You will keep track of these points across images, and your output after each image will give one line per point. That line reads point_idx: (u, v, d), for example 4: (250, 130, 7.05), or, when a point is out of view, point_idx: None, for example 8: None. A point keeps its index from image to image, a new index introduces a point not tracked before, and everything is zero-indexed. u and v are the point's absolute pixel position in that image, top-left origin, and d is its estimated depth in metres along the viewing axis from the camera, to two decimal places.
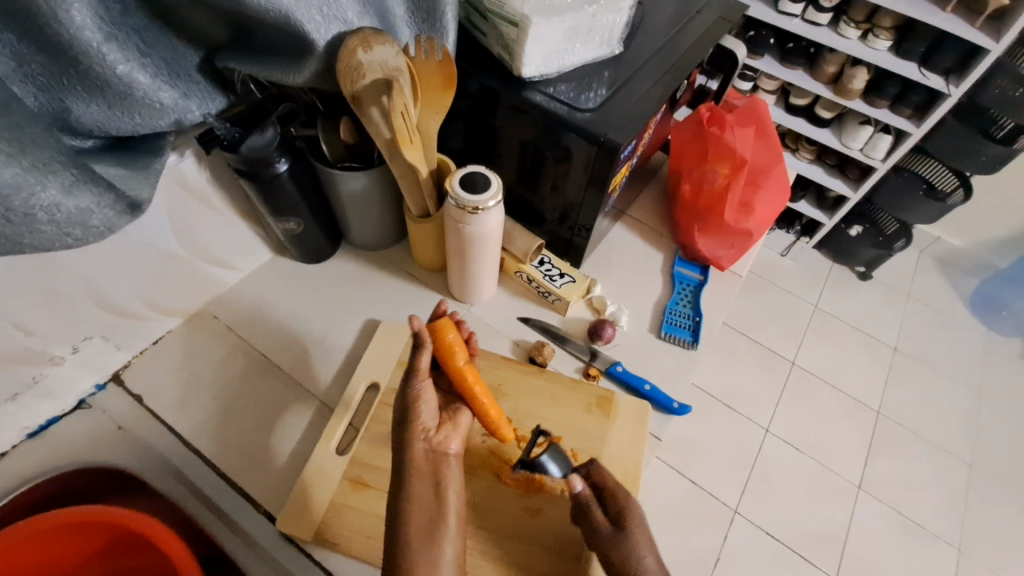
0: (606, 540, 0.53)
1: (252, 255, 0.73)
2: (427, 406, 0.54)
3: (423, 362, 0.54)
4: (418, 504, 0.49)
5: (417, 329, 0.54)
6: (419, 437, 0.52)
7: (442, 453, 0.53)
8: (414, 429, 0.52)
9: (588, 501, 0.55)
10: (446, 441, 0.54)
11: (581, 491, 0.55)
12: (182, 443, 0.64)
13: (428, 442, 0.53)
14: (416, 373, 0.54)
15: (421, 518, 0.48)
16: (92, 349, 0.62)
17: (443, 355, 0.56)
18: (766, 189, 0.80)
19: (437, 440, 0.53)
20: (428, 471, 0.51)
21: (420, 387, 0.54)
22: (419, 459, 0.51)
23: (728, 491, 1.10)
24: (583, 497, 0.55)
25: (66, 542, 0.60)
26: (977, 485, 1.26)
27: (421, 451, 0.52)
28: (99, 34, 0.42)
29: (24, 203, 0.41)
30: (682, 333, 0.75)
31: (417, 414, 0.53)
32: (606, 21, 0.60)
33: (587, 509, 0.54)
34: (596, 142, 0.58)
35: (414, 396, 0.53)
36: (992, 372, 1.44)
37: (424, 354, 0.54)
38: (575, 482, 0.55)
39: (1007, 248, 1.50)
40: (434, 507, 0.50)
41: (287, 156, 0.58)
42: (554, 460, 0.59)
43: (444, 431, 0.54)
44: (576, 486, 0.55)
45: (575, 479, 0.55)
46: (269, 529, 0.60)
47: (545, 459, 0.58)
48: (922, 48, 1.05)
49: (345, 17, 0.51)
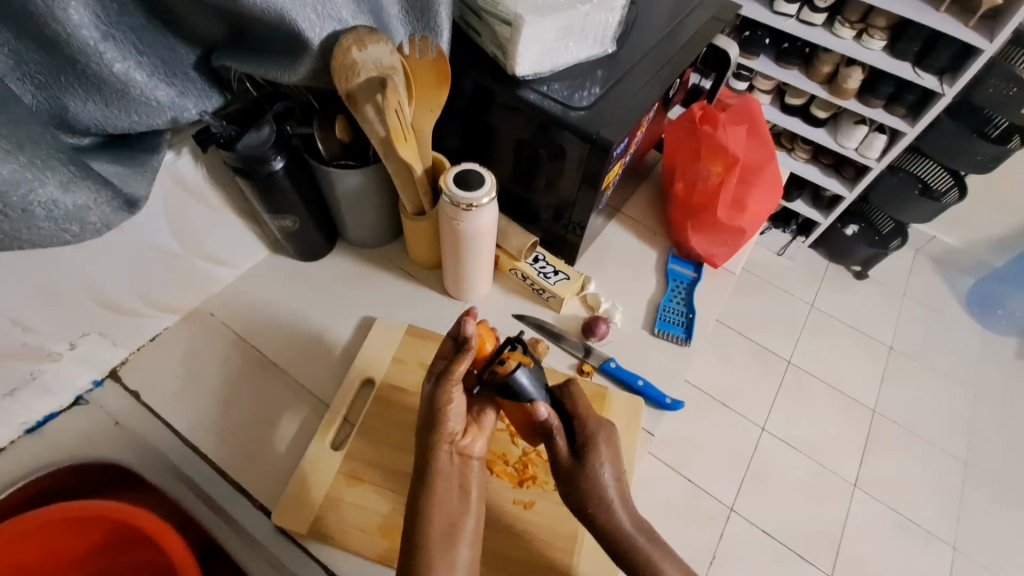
0: (570, 472, 0.54)
1: (249, 253, 0.74)
2: (455, 412, 0.53)
3: (461, 369, 0.52)
4: (439, 507, 0.50)
5: (470, 334, 0.52)
6: (446, 442, 0.52)
7: (467, 458, 0.53)
8: (441, 434, 0.52)
9: (554, 429, 0.54)
10: (472, 444, 0.54)
11: (548, 419, 0.53)
12: (179, 438, 0.64)
13: (453, 446, 0.53)
14: (450, 378, 0.52)
15: (441, 519, 0.50)
16: (89, 346, 0.62)
17: (477, 361, 0.55)
18: (759, 187, 0.81)
19: (462, 444, 0.53)
20: (453, 476, 0.52)
21: (452, 391, 0.52)
22: (443, 463, 0.52)
23: (724, 490, 1.10)
24: (549, 424, 0.53)
25: (64, 537, 0.60)
26: (972, 482, 1.27)
27: (447, 457, 0.52)
28: (96, 33, 0.43)
29: (21, 198, 0.41)
30: (675, 329, 0.76)
31: (445, 420, 0.52)
32: (599, 20, 0.60)
33: (551, 438, 0.54)
34: (589, 140, 0.58)
35: (443, 401, 0.52)
36: (987, 372, 1.44)
37: (466, 361, 0.52)
38: (539, 408, 0.52)
39: (1003, 248, 1.51)
40: (456, 510, 0.51)
41: (282, 154, 0.58)
42: (528, 376, 0.53)
43: (470, 433, 0.54)
44: (542, 414, 0.53)
45: (541, 406, 0.52)
46: (265, 523, 0.61)
47: (520, 375, 0.52)
48: (916, 48, 1.06)
49: (340, 16, 0.51)
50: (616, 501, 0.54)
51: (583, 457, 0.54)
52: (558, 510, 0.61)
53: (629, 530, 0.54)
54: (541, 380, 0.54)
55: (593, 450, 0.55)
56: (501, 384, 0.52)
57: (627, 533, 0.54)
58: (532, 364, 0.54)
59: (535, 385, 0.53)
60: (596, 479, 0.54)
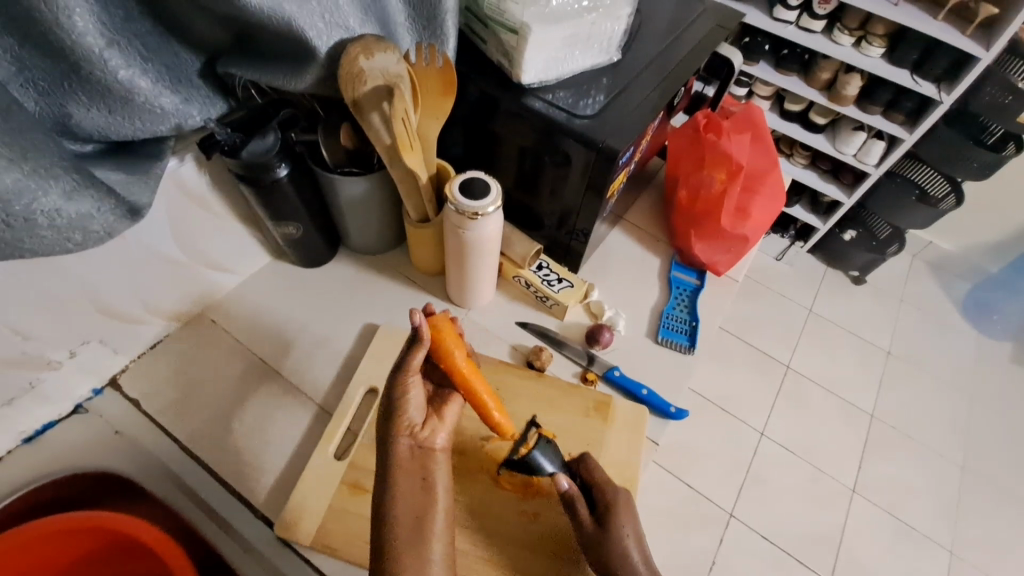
0: (594, 539, 0.54)
1: (250, 259, 0.73)
2: (414, 403, 0.52)
3: (416, 360, 0.51)
4: (403, 502, 0.48)
5: (419, 325, 0.50)
6: (403, 434, 0.50)
7: (428, 450, 0.51)
8: (399, 425, 0.51)
9: (574, 496, 0.56)
10: (433, 437, 0.51)
11: (568, 489, 0.55)
12: (179, 447, 0.63)
13: (413, 438, 0.51)
14: (404, 369, 0.51)
15: (407, 514, 0.47)
16: (89, 354, 0.61)
17: (438, 352, 0.54)
18: (762, 195, 0.81)
19: (422, 437, 0.51)
20: (415, 469, 0.50)
21: (408, 383, 0.52)
22: (403, 456, 0.50)
23: (723, 495, 1.10)
24: (570, 494, 0.55)
25: (60, 548, 0.59)
26: (969, 487, 1.27)
27: (406, 449, 0.50)
28: (101, 40, 0.43)
29: (24, 207, 0.41)
30: (679, 337, 0.76)
31: (403, 411, 0.51)
32: (604, 29, 0.61)
33: (573, 506, 0.56)
34: (594, 148, 0.58)
35: (400, 392, 0.52)
36: (984, 376, 1.45)
37: (420, 352, 0.51)
38: (560, 481, 0.55)
39: (998, 253, 1.52)
40: (421, 501, 0.48)
41: (287, 161, 0.57)
42: (545, 454, 0.57)
43: (429, 426, 0.52)
44: (562, 485, 0.55)
45: (561, 478, 0.55)
46: (266, 533, 0.60)
47: (535, 454, 0.56)
48: (914, 55, 1.07)
49: (348, 25, 0.51)
50: (641, 562, 0.53)
51: (608, 524, 0.55)
52: (564, 520, 0.61)
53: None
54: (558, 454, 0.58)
55: (615, 515, 0.55)
56: (520, 463, 0.57)
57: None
58: (547, 442, 0.58)
59: (551, 462, 0.57)
60: (621, 547, 0.54)
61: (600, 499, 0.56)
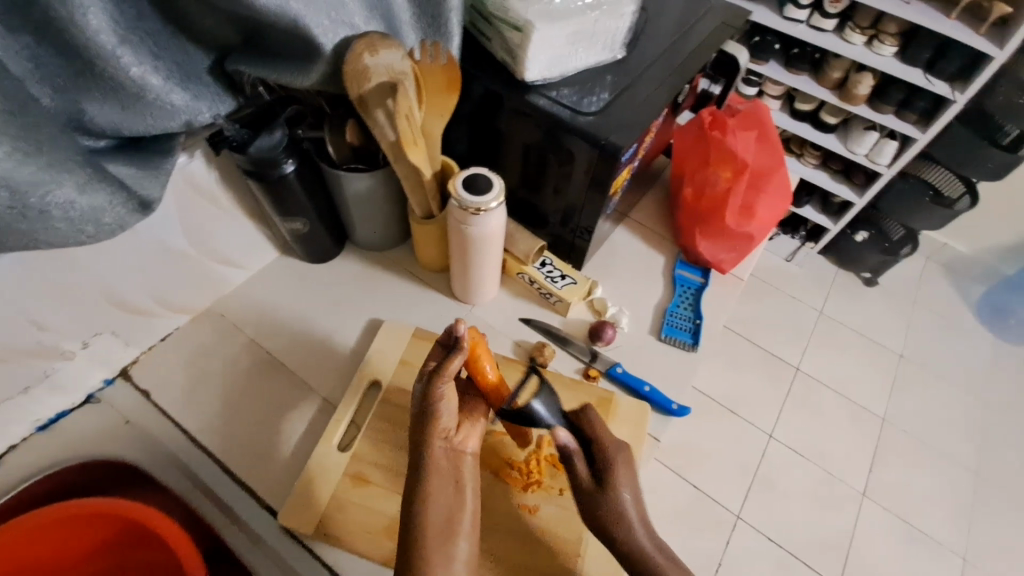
0: (593, 497, 0.54)
1: (258, 255, 0.75)
2: (448, 410, 0.52)
3: (453, 366, 0.51)
4: (435, 501, 0.49)
5: (461, 335, 0.51)
6: (439, 437, 0.51)
7: (461, 453, 0.52)
8: (435, 429, 0.51)
9: (573, 452, 0.55)
10: (465, 441, 0.53)
11: (568, 444, 0.54)
12: (188, 437, 0.65)
13: (448, 442, 0.52)
14: (441, 375, 0.50)
15: (438, 514, 0.49)
16: (102, 345, 0.63)
17: (471, 364, 0.53)
18: (767, 193, 0.80)
19: (457, 440, 0.52)
20: (449, 471, 0.51)
21: (443, 389, 0.51)
22: (438, 460, 0.51)
23: (730, 498, 1.09)
24: (569, 449, 0.54)
25: (72, 534, 0.61)
26: (983, 493, 1.25)
27: (442, 452, 0.51)
28: (113, 37, 0.44)
29: (39, 199, 0.42)
30: (682, 335, 0.76)
31: (438, 417, 0.51)
32: (608, 27, 0.61)
33: (570, 462, 0.55)
34: (597, 145, 0.58)
35: (437, 397, 0.51)
36: (999, 380, 1.43)
37: (460, 358, 0.51)
38: (560, 434, 0.53)
39: (1013, 255, 1.50)
40: (453, 503, 0.50)
41: (294, 157, 0.59)
42: (543, 403, 0.53)
43: (462, 430, 0.53)
44: (562, 439, 0.54)
45: (561, 432, 0.53)
46: (272, 523, 0.61)
47: (536, 405, 0.52)
48: (927, 53, 1.05)
49: (352, 22, 0.52)
50: (640, 529, 0.55)
51: (605, 481, 0.54)
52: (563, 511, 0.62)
53: (651, 552, 0.54)
54: (556, 403, 0.55)
55: (614, 474, 0.55)
56: (516, 414, 0.52)
57: (649, 555, 0.54)
58: (545, 389, 0.54)
59: (550, 412, 0.54)
60: (618, 504, 0.54)
61: (599, 460, 0.55)
